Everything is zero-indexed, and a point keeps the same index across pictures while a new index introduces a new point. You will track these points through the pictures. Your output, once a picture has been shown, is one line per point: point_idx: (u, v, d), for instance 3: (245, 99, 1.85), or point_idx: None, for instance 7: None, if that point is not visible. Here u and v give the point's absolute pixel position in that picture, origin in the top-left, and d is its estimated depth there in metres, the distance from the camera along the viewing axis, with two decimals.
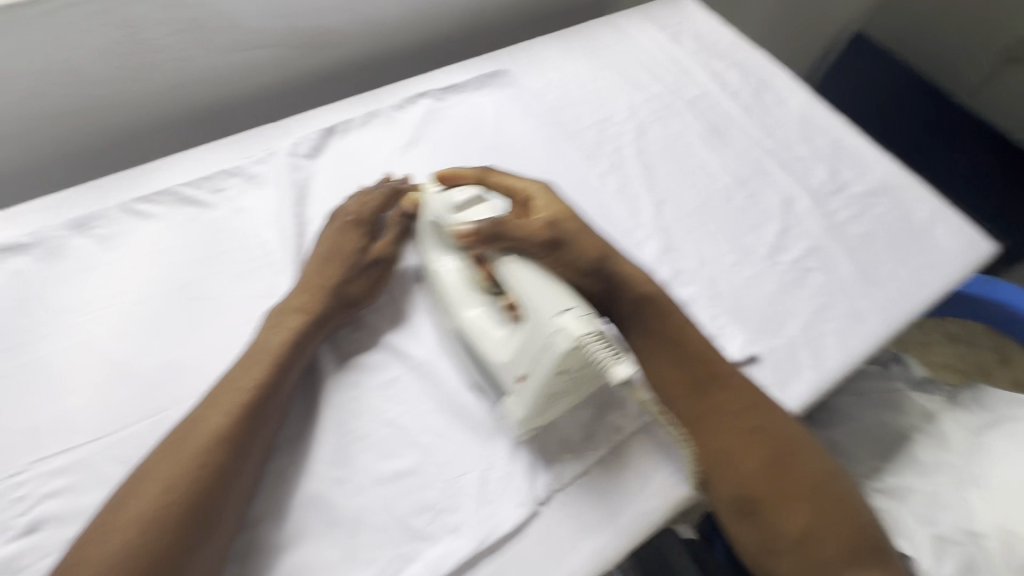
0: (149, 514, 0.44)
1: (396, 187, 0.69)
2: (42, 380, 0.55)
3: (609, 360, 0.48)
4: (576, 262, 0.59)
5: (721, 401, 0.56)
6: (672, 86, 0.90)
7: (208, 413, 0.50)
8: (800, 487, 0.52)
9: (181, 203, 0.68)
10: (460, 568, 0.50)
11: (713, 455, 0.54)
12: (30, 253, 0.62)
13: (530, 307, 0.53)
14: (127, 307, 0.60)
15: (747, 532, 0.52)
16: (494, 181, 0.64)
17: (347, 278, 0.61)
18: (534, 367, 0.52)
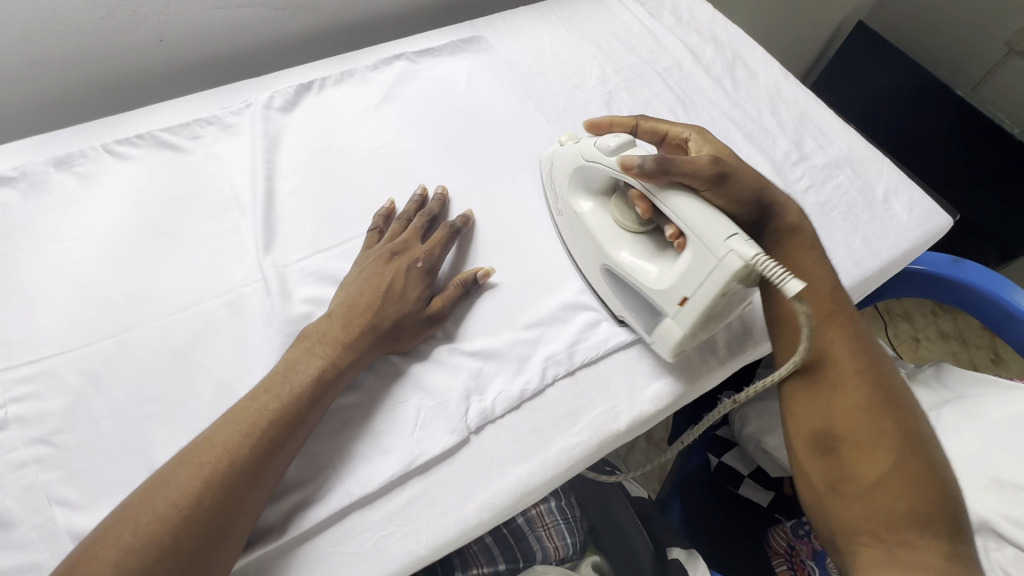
0: (190, 492, 0.44)
1: (432, 215, 0.67)
2: (17, 299, 0.59)
3: (782, 278, 0.48)
4: (736, 193, 0.59)
5: (837, 339, 0.58)
6: (645, 57, 0.92)
7: (235, 423, 0.48)
8: (892, 439, 0.52)
9: (158, 147, 0.71)
10: (388, 485, 0.53)
11: (810, 394, 0.57)
12: (15, 186, 0.66)
13: (693, 232, 0.54)
14: (100, 238, 0.64)
15: (819, 465, 0.54)
16: (647, 127, 0.71)
17: (397, 311, 0.58)
18: (699, 291, 0.54)
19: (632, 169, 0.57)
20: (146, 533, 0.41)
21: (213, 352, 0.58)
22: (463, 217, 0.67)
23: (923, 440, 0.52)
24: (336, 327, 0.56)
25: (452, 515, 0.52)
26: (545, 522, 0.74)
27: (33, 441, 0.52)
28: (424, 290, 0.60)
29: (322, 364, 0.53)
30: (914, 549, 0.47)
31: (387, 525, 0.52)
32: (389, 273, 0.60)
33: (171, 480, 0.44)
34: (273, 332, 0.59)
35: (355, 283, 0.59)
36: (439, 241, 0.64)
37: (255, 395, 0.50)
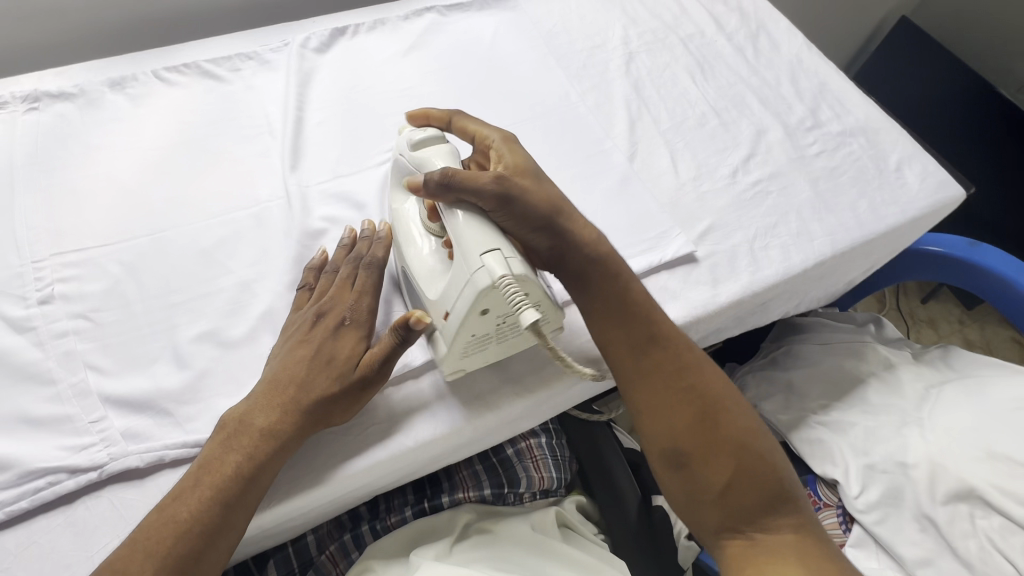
0: (203, 506, 0.47)
1: (358, 253, 0.59)
2: (67, 197, 0.66)
3: (520, 306, 0.46)
4: (523, 215, 0.53)
5: (662, 362, 0.55)
6: (668, 23, 0.93)
7: (263, 411, 0.51)
8: (728, 443, 0.53)
9: (202, 76, 0.77)
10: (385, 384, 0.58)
11: (650, 416, 0.54)
12: (73, 101, 0.73)
13: (459, 247, 0.51)
14: (143, 152, 0.70)
15: (676, 481, 0.54)
16: (459, 125, 0.61)
17: (321, 390, 0.52)
18: (456, 306, 0.51)
19: (418, 184, 0.54)
20: (187, 516, 0.46)
21: (236, 255, 0.63)
22: (381, 240, 0.60)
23: (752, 430, 0.55)
24: (261, 408, 0.51)
25: (454, 411, 0.58)
26: (533, 455, 0.73)
27: (74, 315, 0.58)
28: (358, 349, 0.54)
29: (320, 368, 0.53)
30: (772, 533, 0.50)
31: (395, 414, 0.57)
32: (312, 340, 0.54)
33: (208, 473, 0.48)
34: (291, 242, 0.64)
35: (279, 355, 0.54)
36: (366, 289, 0.57)
37: (274, 393, 0.52)
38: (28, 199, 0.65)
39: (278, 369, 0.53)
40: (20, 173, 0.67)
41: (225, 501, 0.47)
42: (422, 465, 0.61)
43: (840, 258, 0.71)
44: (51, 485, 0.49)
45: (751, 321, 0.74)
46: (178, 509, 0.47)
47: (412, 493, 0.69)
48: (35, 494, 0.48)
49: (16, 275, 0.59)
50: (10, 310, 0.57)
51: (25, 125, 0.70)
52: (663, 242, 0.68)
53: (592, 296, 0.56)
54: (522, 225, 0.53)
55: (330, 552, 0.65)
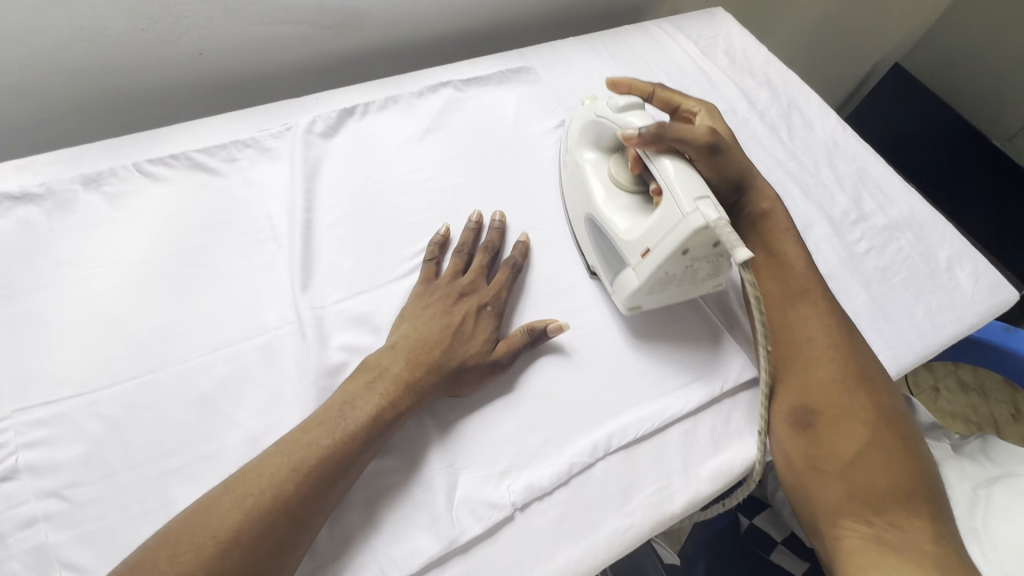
0: (215, 547, 0.40)
1: (494, 249, 0.65)
2: (35, 330, 0.55)
3: (734, 244, 0.49)
4: (724, 170, 0.63)
5: (811, 317, 0.62)
6: (698, 98, 0.88)
7: (285, 454, 0.46)
8: (861, 410, 0.56)
9: (193, 168, 0.68)
10: (425, 569, 0.49)
11: (786, 383, 0.60)
12: (40, 204, 0.63)
13: (667, 191, 0.55)
14: (126, 266, 0.60)
15: (798, 441, 0.57)
16: (661, 96, 0.75)
17: (464, 360, 0.55)
18: (660, 244, 0.54)
19: (631, 138, 0.57)
20: (192, 558, 0.39)
21: (243, 402, 0.54)
22: (521, 246, 0.66)
23: (895, 430, 0.55)
24: (337, 408, 0.50)
25: None
26: None
27: (45, 494, 0.48)
28: (492, 332, 0.59)
29: (383, 403, 0.51)
30: (901, 531, 0.50)
31: None
32: (458, 312, 0.58)
33: (199, 526, 0.41)
34: (308, 383, 0.55)
35: (423, 312, 0.58)
36: (504, 283, 0.62)
37: (342, 415, 0.49)
38: None
39: (413, 329, 0.56)
40: None
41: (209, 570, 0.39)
42: None
43: (903, 375, 0.66)
44: None
45: None
46: (158, 564, 0.39)
47: None
48: None
49: None
50: None
51: None
52: (721, 366, 0.62)
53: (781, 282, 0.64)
54: (716, 170, 0.63)
55: None
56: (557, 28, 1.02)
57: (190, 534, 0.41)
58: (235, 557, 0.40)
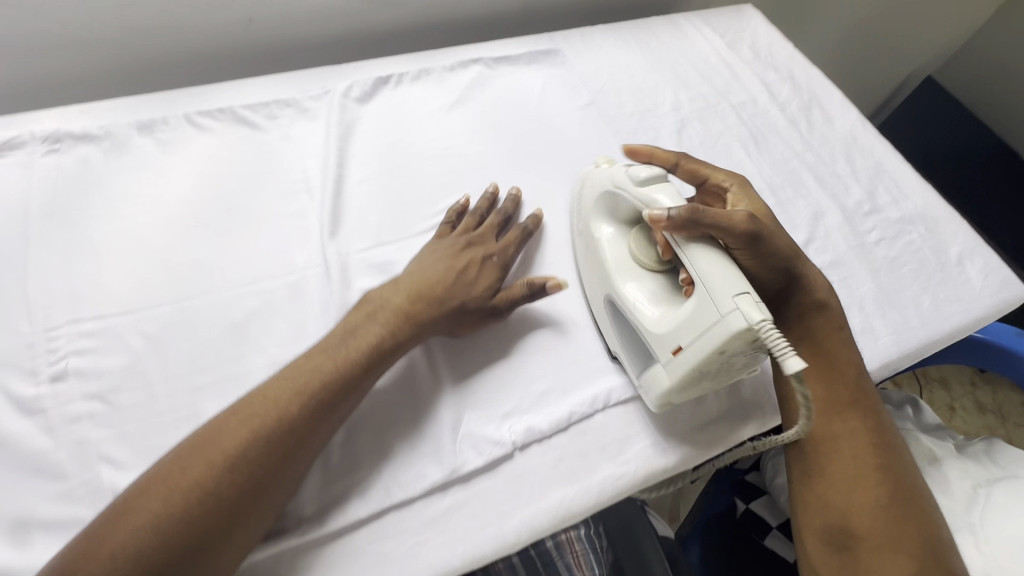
0: (223, 462, 0.43)
1: (507, 215, 0.68)
2: (88, 254, 0.60)
3: (785, 351, 0.44)
4: (767, 255, 0.55)
5: (856, 432, 0.56)
6: (720, 88, 0.91)
7: (288, 381, 0.48)
8: (911, 540, 0.50)
9: (237, 122, 0.73)
10: (426, 494, 0.52)
11: (822, 486, 0.54)
12: (98, 144, 0.68)
13: (702, 282, 0.49)
14: (172, 204, 0.65)
15: (833, 564, 0.52)
16: (687, 168, 0.65)
17: (462, 301, 0.58)
18: (695, 343, 0.50)
19: (659, 220, 0.50)
20: (202, 471, 0.43)
21: (269, 331, 0.58)
22: (534, 215, 0.68)
23: (940, 547, 0.51)
24: (335, 340, 0.52)
25: (490, 530, 0.51)
26: (574, 551, 0.70)
27: (89, 396, 0.52)
28: (495, 283, 0.61)
29: (383, 332, 0.54)
30: None
31: (422, 532, 0.50)
32: (462, 262, 0.60)
33: (209, 443, 0.44)
34: (330, 319, 0.59)
35: (430, 256, 0.61)
36: (512, 241, 0.64)
37: (342, 347, 0.52)
38: (46, 256, 0.60)
39: (421, 270, 0.59)
40: (37, 225, 0.62)
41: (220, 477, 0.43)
42: None
43: (904, 360, 0.67)
44: None
45: None
46: (175, 471, 0.43)
47: None
48: None
49: (27, 345, 0.54)
50: (18, 387, 0.52)
51: (45, 169, 0.65)
52: None
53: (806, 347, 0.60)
54: (761, 256, 0.55)
55: None
56: (587, 16, 1.05)
57: (203, 449, 0.44)
58: (241, 472, 0.44)
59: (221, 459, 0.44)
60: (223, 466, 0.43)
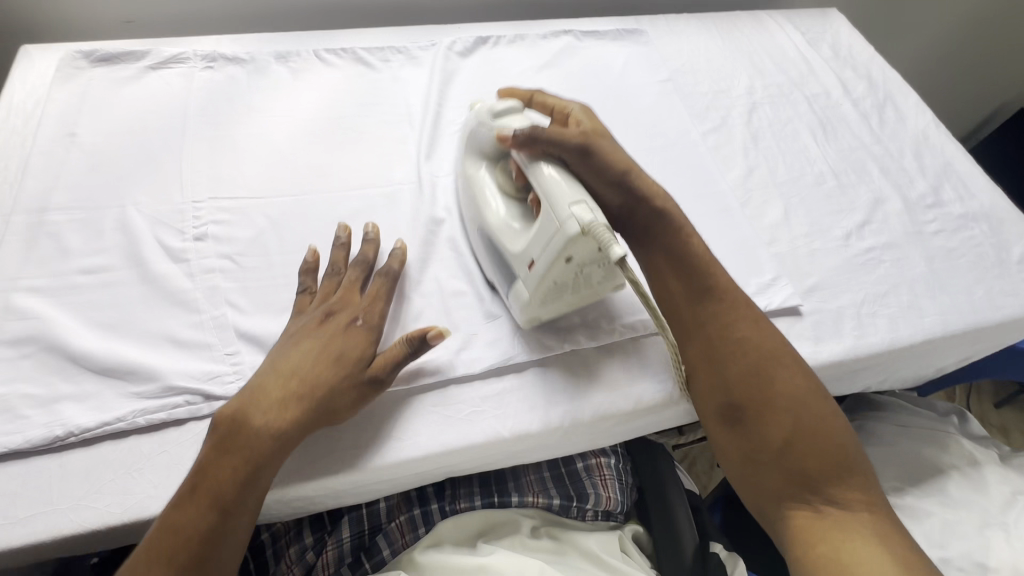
0: (216, 497, 0.47)
1: (364, 262, 0.61)
2: (228, 150, 0.72)
3: (610, 242, 0.50)
4: (601, 171, 0.60)
5: (718, 316, 0.59)
6: (795, 80, 0.95)
7: (256, 412, 0.50)
8: (784, 404, 0.55)
9: (356, 61, 0.84)
10: (485, 376, 0.59)
11: (710, 373, 0.57)
12: (243, 66, 0.81)
13: (545, 200, 0.55)
14: (297, 120, 0.77)
15: (732, 438, 0.56)
16: (539, 101, 0.68)
17: (332, 386, 0.52)
18: (544, 253, 0.54)
19: (509, 139, 0.60)
20: (198, 504, 0.46)
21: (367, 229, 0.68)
22: (373, 241, 0.63)
23: (812, 399, 0.56)
24: (270, 387, 0.52)
25: (537, 414, 0.58)
26: (602, 474, 0.75)
27: (222, 256, 0.63)
28: (363, 352, 0.55)
29: (316, 347, 0.54)
30: (840, 506, 0.51)
31: (480, 404, 0.58)
32: (326, 337, 0.55)
33: (206, 482, 0.48)
34: (419, 226, 0.68)
35: (288, 347, 0.55)
36: (380, 296, 0.59)
37: (274, 382, 0.52)
38: (197, 147, 0.72)
39: (280, 362, 0.53)
40: (192, 122, 0.74)
41: (225, 510, 0.47)
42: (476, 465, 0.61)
43: (948, 340, 0.69)
44: (187, 405, 0.53)
45: (838, 389, 0.72)
46: (180, 521, 0.46)
47: (477, 486, 0.71)
48: (172, 409, 0.53)
49: (178, 211, 0.66)
50: (169, 241, 0.63)
51: (201, 80, 0.78)
52: (772, 288, 0.69)
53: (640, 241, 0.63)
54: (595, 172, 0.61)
55: (399, 521, 0.66)
56: (673, 7, 1.12)
57: (196, 487, 0.47)
58: (233, 494, 0.47)
59: (219, 498, 0.47)
60: (224, 500, 0.47)
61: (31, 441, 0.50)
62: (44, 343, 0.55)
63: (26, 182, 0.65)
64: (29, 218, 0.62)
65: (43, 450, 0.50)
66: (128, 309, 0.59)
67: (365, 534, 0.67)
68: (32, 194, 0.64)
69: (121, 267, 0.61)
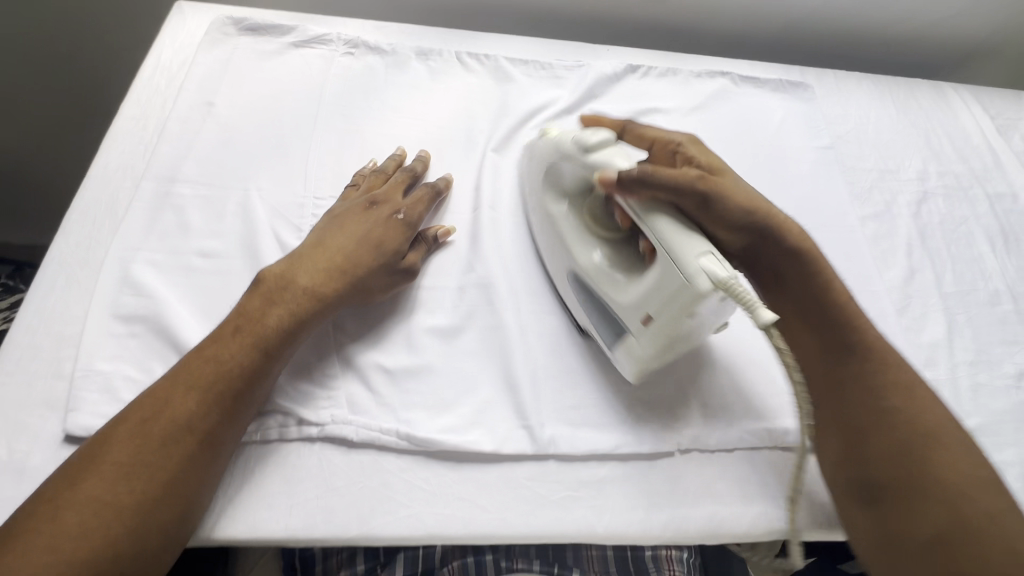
0: (178, 421, 0.44)
1: (411, 173, 0.65)
2: (355, 146, 0.69)
3: (751, 302, 0.43)
4: (724, 215, 0.53)
5: (864, 376, 0.51)
6: (976, 171, 0.82)
7: (238, 340, 0.49)
8: (933, 483, 0.45)
9: (496, 71, 0.79)
10: (585, 456, 0.53)
11: (841, 437, 0.50)
12: (383, 57, 0.77)
13: (663, 249, 0.47)
14: (427, 127, 0.73)
15: (867, 518, 0.47)
16: (635, 133, 0.63)
17: (368, 267, 0.56)
18: (665, 311, 0.48)
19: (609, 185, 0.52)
20: (162, 430, 0.44)
21: (485, 260, 0.63)
22: (422, 159, 0.67)
23: (977, 487, 0.45)
24: (264, 307, 0.51)
25: (638, 515, 0.51)
26: (672, 569, 0.67)
27: None
28: (400, 244, 0.59)
29: (338, 267, 0.55)
30: None
31: (576, 488, 0.52)
32: (334, 245, 0.56)
33: (248, 326, 0.50)
34: (538, 271, 0.64)
35: (301, 255, 0.55)
36: (418, 203, 0.62)
37: (278, 294, 0.52)
38: (325, 137, 0.69)
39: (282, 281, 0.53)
40: (324, 110, 0.71)
41: (265, 352, 0.49)
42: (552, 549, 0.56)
43: None
44: (278, 426, 0.51)
45: None
46: (223, 352, 0.48)
47: (536, 552, 0.66)
48: (264, 428, 0.51)
49: (299, 205, 0.63)
50: (287, 236, 0.61)
51: (340, 65, 0.76)
52: None
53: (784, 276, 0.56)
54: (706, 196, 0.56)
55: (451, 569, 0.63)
56: (839, 57, 1.01)
57: (153, 418, 0.44)
58: (201, 418, 0.45)
59: (261, 341, 0.49)
60: (266, 342, 0.49)
61: None
62: (153, 325, 0.53)
63: (159, 148, 0.64)
64: (158, 186, 0.61)
65: None
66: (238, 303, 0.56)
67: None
68: (164, 160, 0.64)
69: (236, 257, 0.59)
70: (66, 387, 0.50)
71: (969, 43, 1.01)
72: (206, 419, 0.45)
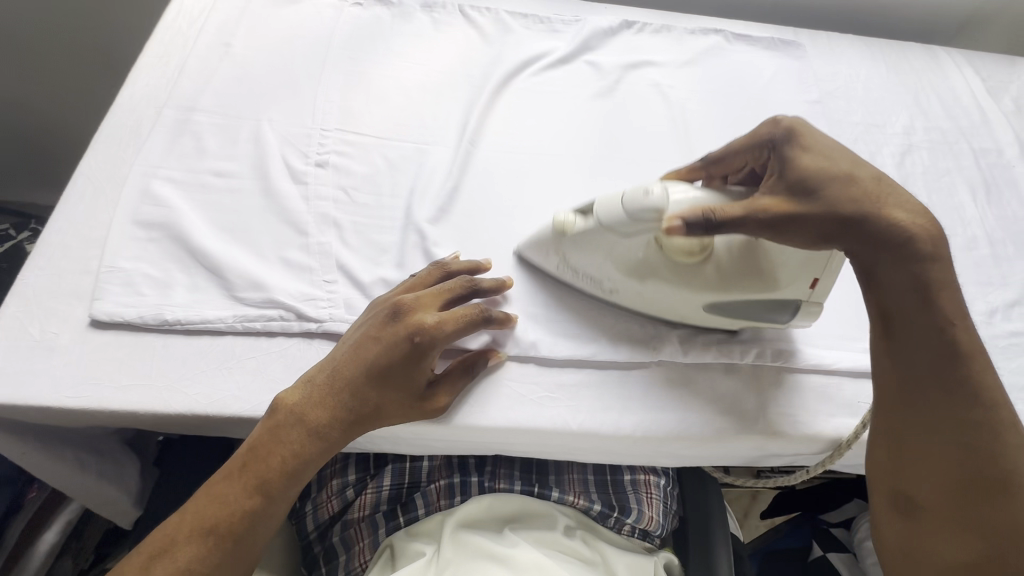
0: (209, 533, 0.46)
1: (475, 284, 0.55)
2: (360, 85, 0.73)
3: None
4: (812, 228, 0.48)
5: (955, 411, 0.48)
6: (963, 128, 0.84)
7: (255, 468, 0.48)
8: (968, 517, 0.47)
9: (495, 23, 0.83)
10: (565, 362, 0.58)
11: (907, 465, 0.49)
12: (390, 8, 0.82)
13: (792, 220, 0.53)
14: (429, 70, 0.77)
15: (895, 526, 0.50)
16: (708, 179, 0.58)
17: (383, 407, 0.50)
18: (831, 267, 0.53)
19: (678, 228, 0.48)
20: (193, 544, 0.46)
21: (479, 190, 0.67)
22: (496, 279, 0.57)
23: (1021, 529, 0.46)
24: (277, 446, 0.48)
25: (611, 415, 0.56)
26: (649, 491, 0.71)
27: (338, 186, 0.65)
28: (420, 378, 0.51)
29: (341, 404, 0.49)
30: None
31: (554, 391, 0.56)
32: (340, 386, 0.49)
33: (258, 462, 0.48)
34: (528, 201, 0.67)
35: (317, 381, 0.50)
36: (460, 322, 0.51)
37: (289, 428, 0.49)
38: (332, 76, 0.74)
39: (293, 422, 0.49)
40: (333, 53, 0.76)
41: (268, 497, 0.48)
42: (534, 451, 0.60)
43: None
44: (281, 319, 0.55)
45: None
46: (228, 493, 0.48)
47: (519, 472, 0.70)
48: (268, 321, 0.55)
49: (306, 135, 0.68)
50: (294, 162, 0.66)
51: (348, 14, 0.80)
52: None
53: (897, 287, 0.48)
54: (782, 183, 0.50)
55: (438, 485, 0.66)
56: (835, 23, 1.03)
57: (190, 528, 0.47)
58: (226, 536, 0.47)
59: (264, 481, 0.48)
60: (270, 486, 0.48)
61: (142, 316, 0.54)
62: (171, 231, 0.59)
63: (181, 82, 0.69)
64: (178, 115, 0.67)
65: (150, 328, 0.54)
66: (248, 217, 0.61)
67: (404, 487, 0.67)
68: (184, 92, 0.69)
69: (248, 178, 0.64)
70: (92, 280, 0.56)
71: (966, 11, 1.03)
72: (212, 561, 0.46)
